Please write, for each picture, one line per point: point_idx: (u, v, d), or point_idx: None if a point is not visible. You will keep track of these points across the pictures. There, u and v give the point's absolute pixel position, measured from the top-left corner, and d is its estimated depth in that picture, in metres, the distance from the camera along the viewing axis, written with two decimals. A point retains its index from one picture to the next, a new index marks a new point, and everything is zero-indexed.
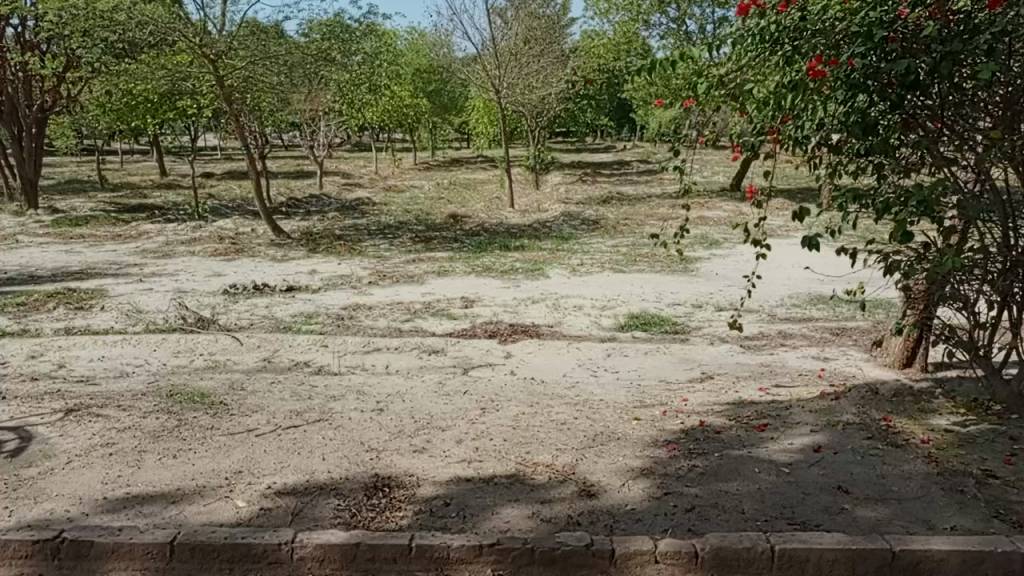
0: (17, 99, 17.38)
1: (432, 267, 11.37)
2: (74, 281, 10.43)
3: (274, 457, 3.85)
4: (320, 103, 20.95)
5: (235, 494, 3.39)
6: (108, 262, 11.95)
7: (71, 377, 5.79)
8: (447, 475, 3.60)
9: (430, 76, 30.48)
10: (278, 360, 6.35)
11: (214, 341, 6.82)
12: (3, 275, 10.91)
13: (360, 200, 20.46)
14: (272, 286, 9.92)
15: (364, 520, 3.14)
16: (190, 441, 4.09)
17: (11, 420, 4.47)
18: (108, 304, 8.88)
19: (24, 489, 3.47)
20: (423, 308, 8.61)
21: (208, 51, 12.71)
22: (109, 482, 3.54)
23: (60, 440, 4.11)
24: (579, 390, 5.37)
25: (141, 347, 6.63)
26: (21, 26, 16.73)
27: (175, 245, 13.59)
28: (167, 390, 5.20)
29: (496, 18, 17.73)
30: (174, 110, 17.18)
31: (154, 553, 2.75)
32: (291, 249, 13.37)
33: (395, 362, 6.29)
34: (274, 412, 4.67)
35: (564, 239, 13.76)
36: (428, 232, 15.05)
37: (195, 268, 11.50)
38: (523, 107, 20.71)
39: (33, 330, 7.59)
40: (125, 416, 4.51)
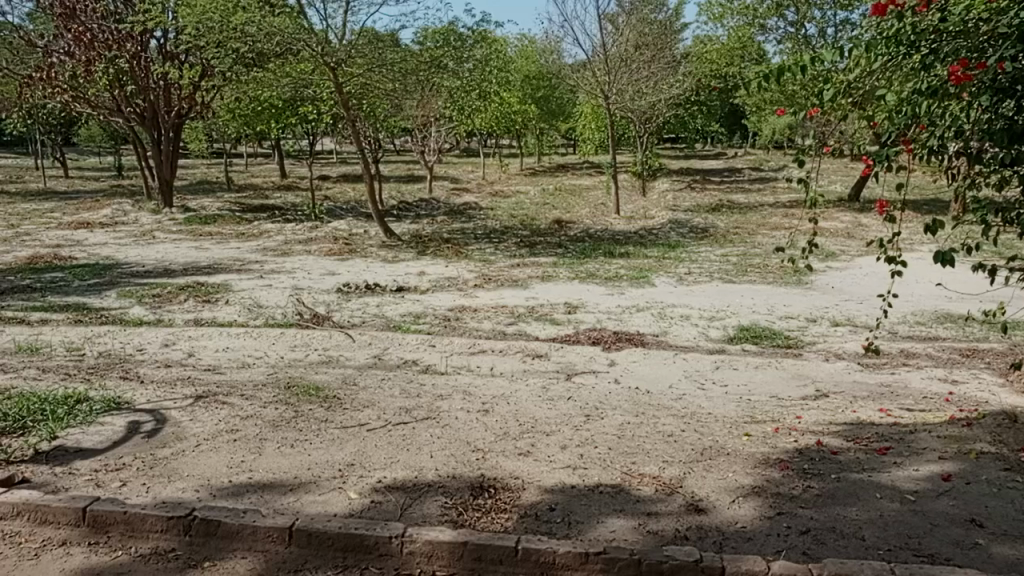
0: (158, 106, 18.60)
1: (536, 272, 11.45)
2: (203, 275, 11.12)
3: (384, 452, 3.97)
4: (430, 109, 21.53)
5: (348, 485, 3.51)
6: (233, 258, 12.68)
7: (199, 365, 6.18)
8: (552, 480, 3.60)
9: (539, 82, 30.75)
10: (388, 357, 6.56)
11: (328, 336, 7.12)
12: (142, 268, 11.78)
13: (468, 205, 20.80)
14: (382, 286, 10.25)
15: (470, 520, 3.19)
16: (306, 432, 4.28)
17: (148, 402, 4.80)
18: (232, 299, 9.40)
19: (159, 468, 3.73)
20: (527, 312, 8.69)
21: (329, 59, 13.52)
22: (234, 466, 3.75)
23: (190, 424, 4.39)
24: (686, 403, 5.26)
25: (262, 341, 6.99)
26: (163, 38, 17.81)
27: (294, 244, 14.28)
28: (285, 382, 5.46)
29: (608, 25, 17.79)
30: (295, 115, 18.09)
31: (275, 537, 2.90)
32: (401, 250, 13.77)
33: (499, 364, 6.37)
34: (384, 408, 4.82)
35: (671, 247, 13.55)
36: (534, 237, 15.15)
37: (311, 266, 12.04)
38: (632, 115, 20.53)
39: (167, 320, 8.18)
40: (247, 405, 4.76)
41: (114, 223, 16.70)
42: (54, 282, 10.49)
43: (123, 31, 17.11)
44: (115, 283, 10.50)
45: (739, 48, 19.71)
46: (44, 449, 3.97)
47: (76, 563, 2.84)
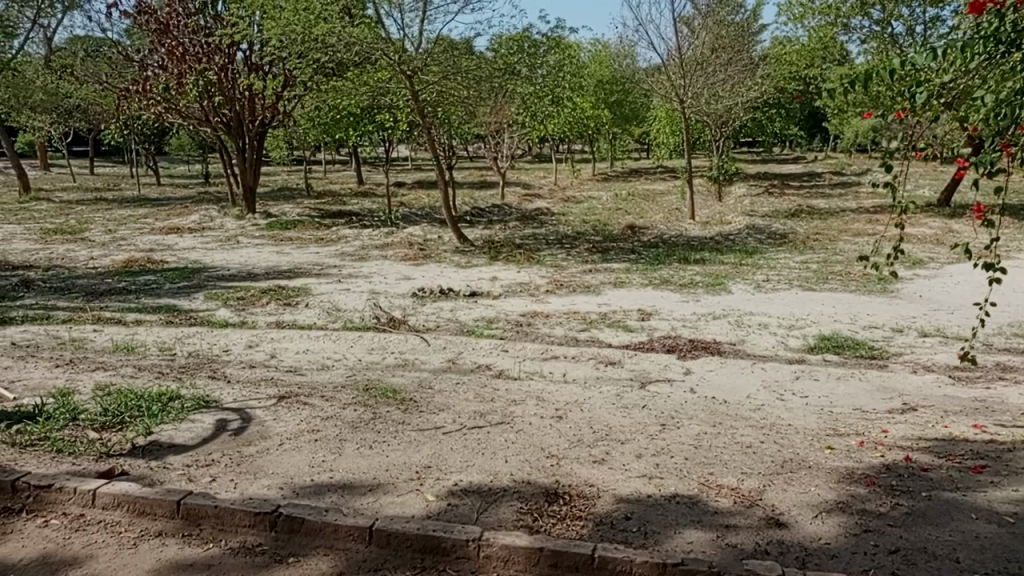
0: (243, 116, 19.28)
1: (609, 278, 11.39)
2: (284, 279, 11.50)
3: (460, 456, 4.02)
4: (503, 115, 21.73)
5: (425, 488, 3.57)
6: (312, 263, 13.07)
7: (281, 366, 6.40)
8: (627, 489, 3.58)
9: (613, 87, 30.60)
10: (462, 361, 6.64)
11: (404, 340, 7.25)
12: (227, 272, 12.27)
13: (540, 210, 20.85)
14: (456, 291, 10.38)
15: (545, 526, 3.19)
16: (384, 434, 4.37)
17: (234, 401, 5.00)
18: (312, 302, 9.70)
19: (246, 465, 3.88)
20: (599, 319, 8.65)
21: (405, 67, 13.80)
22: (315, 465, 3.87)
23: (274, 424, 4.55)
24: (764, 413, 5.13)
25: (340, 343, 7.19)
26: (249, 51, 18.43)
27: (370, 249, 14.60)
28: (363, 384, 5.60)
29: (683, 27, 17.60)
30: (372, 123, 18.55)
31: (355, 536, 2.98)
32: (474, 256, 13.92)
33: (572, 370, 6.36)
34: (459, 411, 4.88)
35: (748, 253, 13.26)
36: (606, 242, 15.08)
37: (387, 271, 12.29)
38: (708, 118, 20.19)
39: (251, 322, 8.50)
40: (327, 406, 4.90)
41: (202, 229, 17.43)
42: (147, 285, 11.04)
43: (212, 45, 18.06)
44: (203, 286, 10.97)
45: (820, 49, 19.16)
46: (140, 443, 4.18)
47: (170, 553, 2.97)
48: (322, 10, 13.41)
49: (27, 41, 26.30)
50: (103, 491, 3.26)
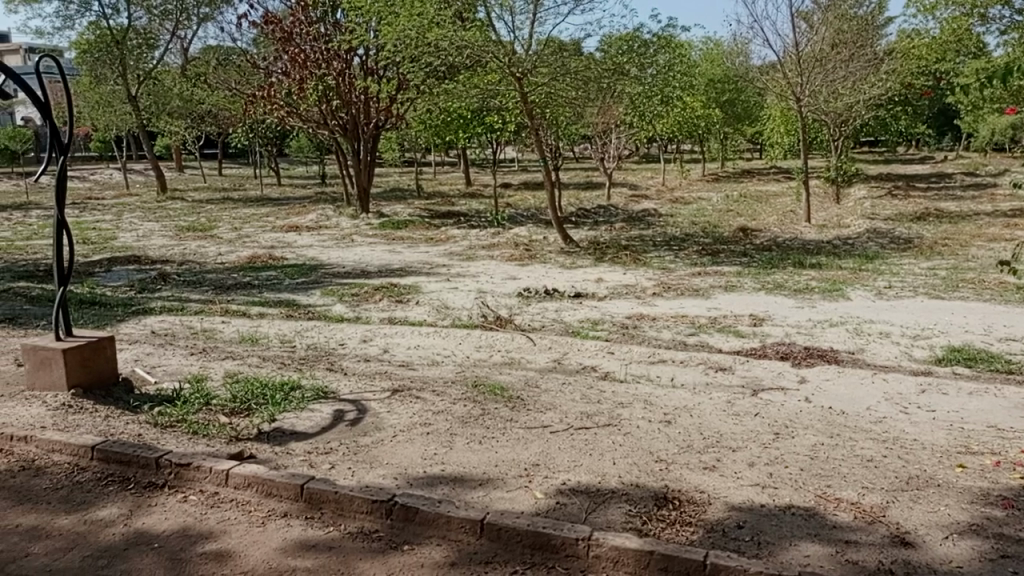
0: (358, 119, 19.97)
1: (719, 281, 11.11)
2: (395, 277, 11.87)
3: (568, 455, 4.04)
4: (610, 115, 21.55)
5: (534, 485, 3.61)
6: (421, 262, 13.41)
7: (394, 361, 6.61)
8: (740, 497, 3.50)
9: (725, 85, 29.81)
10: (568, 362, 6.66)
11: (511, 339, 7.33)
12: (342, 269, 12.78)
13: (648, 212, 20.57)
14: (562, 292, 10.40)
15: (654, 530, 3.17)
16: (493, 430, 4.45)
17: (351, 393, 5.22)
18: (421, 300, 9.96)
19: (362, 454, 4.05)
20: (708, 323, 8.45)
21: (516, 69, 13.99)
22: (428, 458, 3.98)
23: (388, 416, 4.72)
24: (887, 427, 4.88)
25: (449, 340, 7.36)
26: (365, 55, 19.03)
27: (477, 249, 14.82)
28: (472, 381, 5.70)
29: (801, 23, 16.92)
30: (481, 124, 18.83)
31: (467, 528, 3.05)
32: (579, 257, 13.90)
33: (681, 375, 6.25)
34: (566, 412, 4.90)
35: (868, 258, 12.61)
36: (716, 245, 14.68)
37: (494, 270, 12.46)
38: (827, 117, 19.32)
39: (365, 318, 8.82)
40: (438, 401, 5.03)
41: (319, 228, 18.23)
42: (269, 280, 11.65)
43: (331, 50, 18.78)
44: (320, 282, 11.48)
45: (954, 42, 17.95)
46: (265, 429, 4.44)
47: (295, 534, 3.14)
48: (436, 15, 13.77)
49: (167, 52, 28.35)
50: (235, 472, 3.49)
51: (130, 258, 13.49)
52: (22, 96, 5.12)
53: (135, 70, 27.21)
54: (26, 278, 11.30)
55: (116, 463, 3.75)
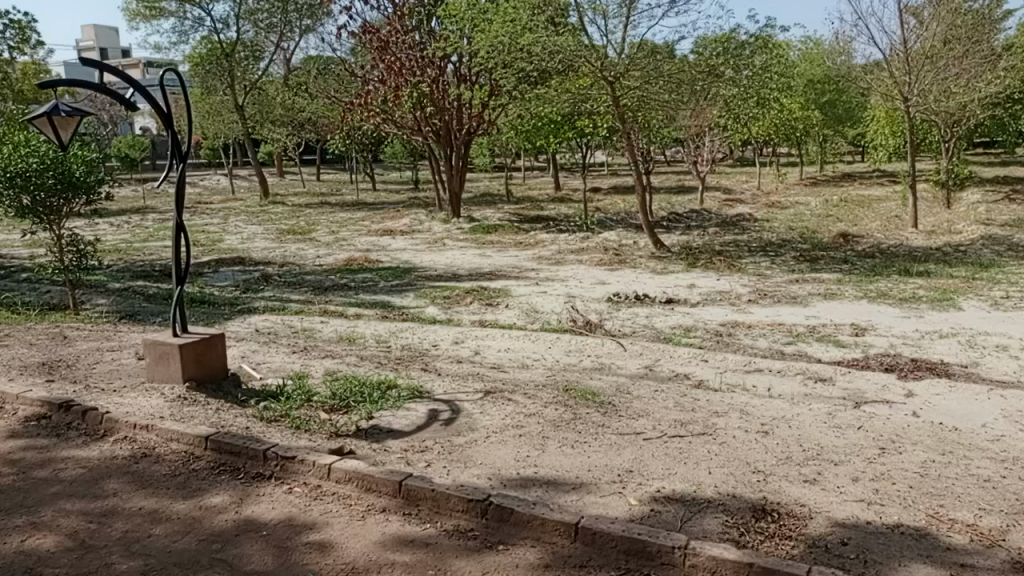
0: (451, 125, 20.35)
1: (818, 289, 10.73)
2: (486, 281, 12.01)
3: (662, 463, 3.99)
4: (704, 117, 21.14)
5: (628, 492, 3.58)
6: (511, 266, 13.54)
7: (486, 363, 6.70)
8: (845, 512, 3.37)
9: (825, 86, 28.77)
10: (660, 369, 6.57)
11: (601, 344, 7.31)
12: (434, 272, 13.04)
13: (742, 216, 20.07)
14: (653, 297, 10.27)
15: (753, 542, 3.09)
16: (585, 434, 4.45)
17: (445, 393, 5.32)
18: (511, 303, 10.05)
19: (457, 453, 4.12)
20: (807, 332, 8.17)
21: (607, 73, 13.99)
22: (521, 459, 4.02)
23: (480, 416, 4.78)
24: (1005, 446, 4.59)
25: (539, 344, 7.39)
26: (458, 62, 19.36)
27: (567, 253, 14.83)
28: (563, 385, 5.71)
29: (910, 19, 16.14)
30: (573, 129, 18.83)
31: (561, 531, 3.07)
32: (671, 262, 13.70)
33: (778, 385, 6.07)
34: (659, 419, 4.84)
35: (982, 266, 11.89)
36: (815, 251, 14.18)
37: (584, 275, 12.44)
38: (937, 117, 18.35)
39: (456, 320, 8.98)
40: (530, 404, 5.06)
41: (412, 232, 18.67)
42: (365, 282, 12.02)
43: (426, 58, 19.31)
44: (413, 285, 11.74)
45: None
46: (364, 426, 4.58)
47: (394, 529, 3.23)
48: (529, 20, 13.85)
49: (271, 63, 29.64)
50: (336, 466, 3.62)
51: (236, 260, 14.19)
52: (146, 106, 5.45)
53: (242, 81, 28.61)
54: (144, 278, 12.05)
55: (227, 453, 3.96)
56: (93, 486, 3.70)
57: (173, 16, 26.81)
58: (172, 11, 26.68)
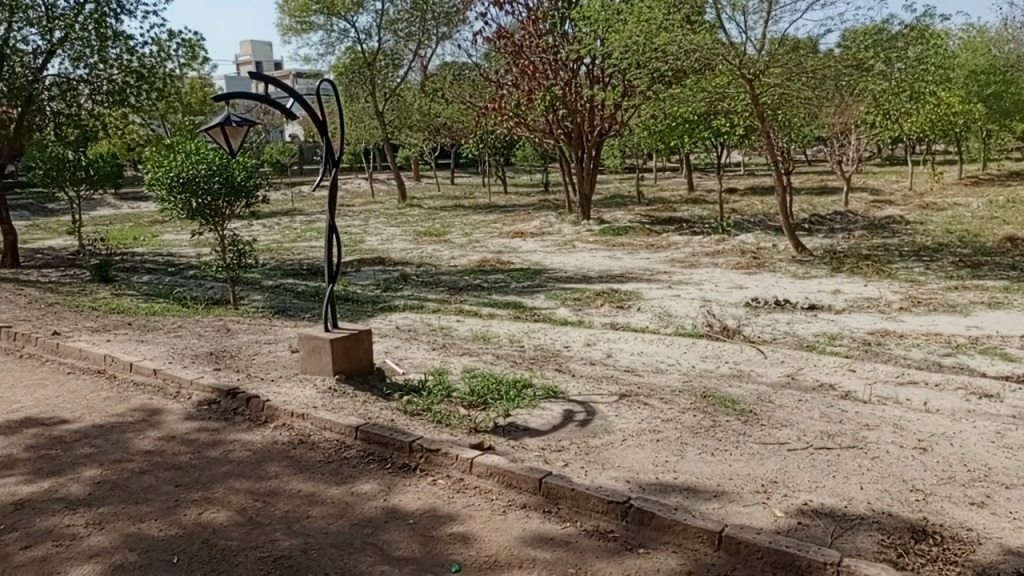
0: (583, 127, 20.39)
1: (980, 297, 9.89)
2: (617, 283, 11.94)
3: (809, 475, 3.83)
4: (850, 113, 20.01)
5: (773, 502, 3.47)
6: (644, 268, 13.38)
7: (619, 366, 6.67)
8: (1018, 541, 3.11)
9: (990, 77, 26.47)
10: (802, 378, 6.29)
11: (739, 350, 7.11)
12: (566, 273, 13.10)
13: (892, 219, 18.85)
14: (793, 303, 9.84)
15: (912, 565, 2.92)
16: (725, 442, 4.34)
17: (580, 395, 5.34)
18: (644, 306, 9.93)
19: (594, 455, 4.13)
20: (968, 344, 7.56)
21: (746, 71, 13.56)
22: (659, 464, 3.98)
23: (616, 420, 4.77)
24: None
25: (674, 349, 7.27)
26: (591, 64, 19.36)
27: (701, 256, 14.48)
28: (700, 391, 5.59)
29: None
30: (709, 129, 18.32)
31: (704, 539, 3.03)
32: (813, 266, 13.07)
33: (936, 399, 5.65)
34: (803, 430, 4.64)
35: None
36: (976, 256, 13.09)
37: (719, 279, 12.09)
38: None
39: (589, 322, 8.99)
40: (666, 409, 4.99)
41: (542, 234, 18.82)
42: (497, 283, 12.27)
43: (560, 61, 19.45)
44: (544, 286, 11.84)
45: None
46: (502, 423, 4.68)
47: (535, 525, 3.29)
48: (664, 19, 13.58)
49: (410, 70, 30.82)
50: (479, 461, 3.74)
51: (376, 260, 14.85)
52: (303, 114, 5.82)
53: (383, 89, 29.91)
54: (295, 276, 12.88)
55: (375, 443, 4.16)
56: (257, 468, 4.01)
57: (321, 29, 28.44)
58: (321, 24, 28.30)
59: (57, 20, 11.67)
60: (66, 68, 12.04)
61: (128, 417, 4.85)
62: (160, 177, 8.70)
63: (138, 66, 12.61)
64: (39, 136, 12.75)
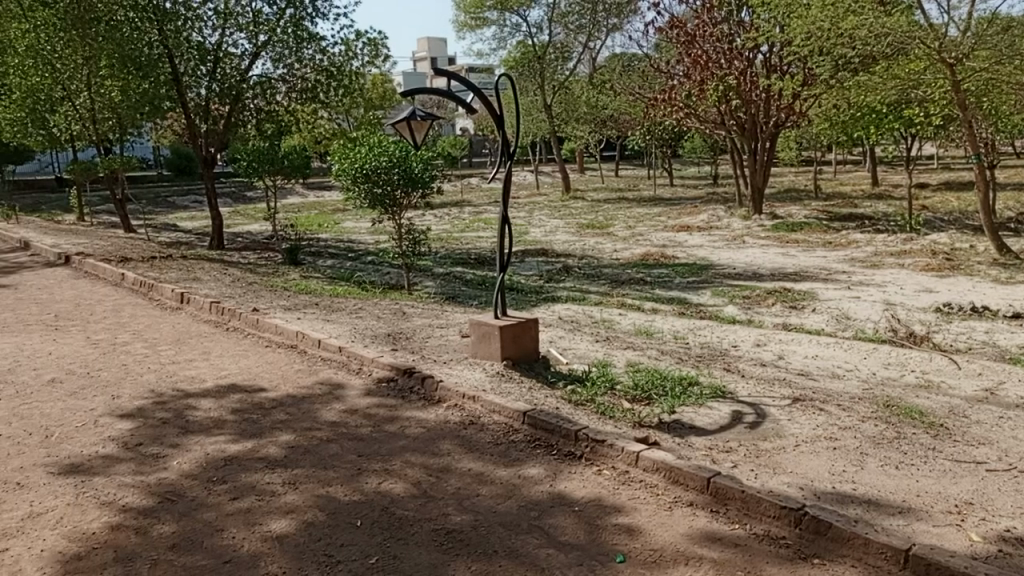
0: (757, 118, 19.60)
1: None
2: (790, 282, 11.38)
3: (1012, 500, 3.49)
4: None
5: (968, 525, 3.20)
6: (820, 267, 12.65)
7: (792, 368, 6.37)
8: None
9: None
10: (1004, 393, 5.69)
11: (928, 359, 6.56)
12: (734, 270, 12.66)
13: None
14: (994, 310, 8.92)
15: None
16: (912, 456, 4.03)
17: (750, 396, 5.16)
18: (819, 307, 9.39)
19: (764, 458, 3.99)
20: None
21: (945, 56, 12.25)
22: (836, 474, 3.78)
23: (789, 424, 4.57)
24: None
25: (853, 354, 6.82)
26: (769, 53, 18.76)
27: (885, 256, 13.46)
28: (883, 400, 5.22)
29: None
30: (899, 119, 16.92)
31: (888, 556, 2.87)
32: (1019, 270, 11.76)
33: None
34: (1006, 450, 4.21)
35: None
36: None
37: (906, 281, 11.19)
38: None
39: (757, 321, 8.65)
40: (844, 417, 4.71)
41: (709, 228, 18.26)
42: (661, 278, 12.08)
43: (734, 50, 18.84)
44: (711, 283, 11.52)
45: None
46: (666, 419, 4.63)
47: (702, 524, 3.25)
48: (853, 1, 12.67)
49: (578, 63, 30.94)
50: (645, 455, 3.73)
51: (540, 252, 15.10)
52: (482, 109, 6.02)
53: (552, 82, 30.25)
54: (463, 264, 13.38)
55: (542, 430, 4.26)
56: (431, 445, 4.23)
57: (494, 24, 29.23)
58: (494, 20, 29.10)
59: (261, 25, 12.80)
60: (268, 69, 13.21)
61: (317, 389, 5.28)
62: (347, 168, 9.36)
63: (328, 65, 13.54)
64: (243, 131, 14.08)
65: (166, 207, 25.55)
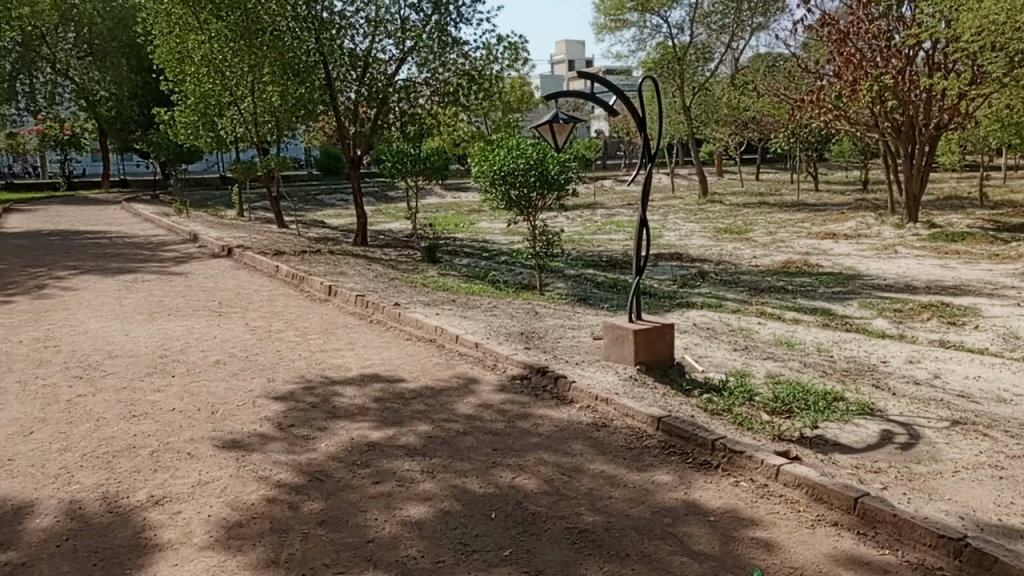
0: (915, 120, 18.33)
1: None
2: (949, 296, 10.54)
3: None
4: None
5: None
6: (984, 281, 11.64)
7: (950, 389, 5.91)
8: None
9: None
10: None
11: None
12: (884, 281, 11.89)
13: None
14: None
15: None
16: None
17: (902, 416, 4.84)
18: (982, 324, 8.65)
19: (918, 483, 3.74)
20: None
21: None
22: (1002, 505, 3.48)
23: (947, 448, 4.25)
24: None
25: (1022, 377, 6.24)
26: (932, 50, 17.51)
27: None
28: None
29: None
30: None
31: None
32: None
33: None
34: None
35: None
36: None
37: None
38: None
39: (911, 337, 8.08)
40: (1012, 444, 4.33)
41: (858, 236, 17.26)
42: (804, 287, 11.53)
43: (892, 48, 17.64)
44: (858, 294, 10.88)
45: None
46: (808, 434, 4.43)
47: (848, 545, 3.09)
48: None
49: (720, 63, 30.06)
50: (786, 470, 3.60)
51: (675, 256, 14.81)
52: (624, 111, 5.99)
53: (691, 83, 29.57)
54: (595, 267, 13.36)
55: (677, 437, 4.20)
56: (563, 444, 4.27)
57: (634, 26, 28.94)
58: (634, 21, 28.81)
59: (408, 32, 13.30)
60: (413, 73, 13.70)
61: (453, 382, 5.46)
62: (486, 170, 9.57)
63: (470, 69, 13.88)
64: (389, 133, 14.72)
65: (315, 205, 27.14)
